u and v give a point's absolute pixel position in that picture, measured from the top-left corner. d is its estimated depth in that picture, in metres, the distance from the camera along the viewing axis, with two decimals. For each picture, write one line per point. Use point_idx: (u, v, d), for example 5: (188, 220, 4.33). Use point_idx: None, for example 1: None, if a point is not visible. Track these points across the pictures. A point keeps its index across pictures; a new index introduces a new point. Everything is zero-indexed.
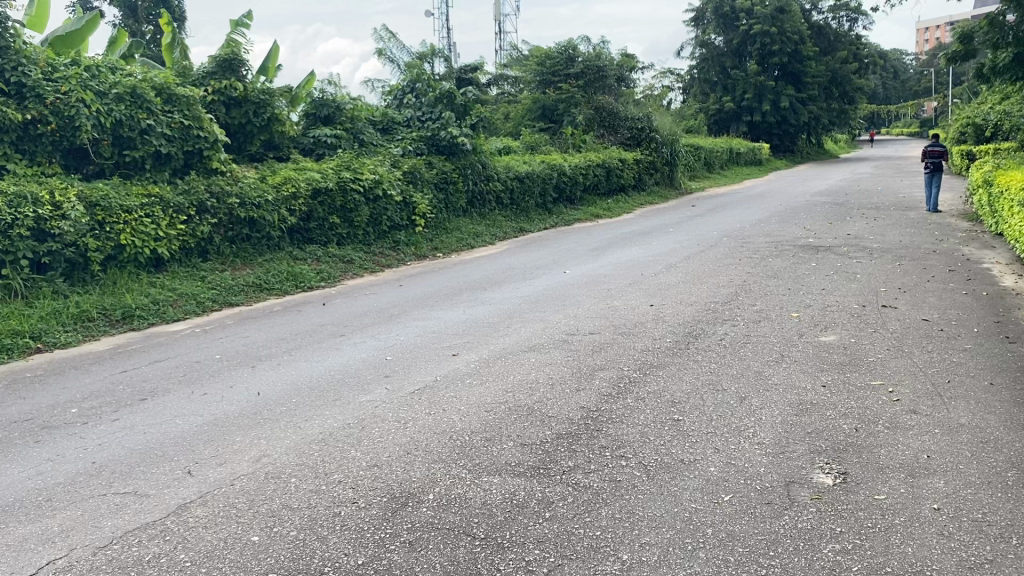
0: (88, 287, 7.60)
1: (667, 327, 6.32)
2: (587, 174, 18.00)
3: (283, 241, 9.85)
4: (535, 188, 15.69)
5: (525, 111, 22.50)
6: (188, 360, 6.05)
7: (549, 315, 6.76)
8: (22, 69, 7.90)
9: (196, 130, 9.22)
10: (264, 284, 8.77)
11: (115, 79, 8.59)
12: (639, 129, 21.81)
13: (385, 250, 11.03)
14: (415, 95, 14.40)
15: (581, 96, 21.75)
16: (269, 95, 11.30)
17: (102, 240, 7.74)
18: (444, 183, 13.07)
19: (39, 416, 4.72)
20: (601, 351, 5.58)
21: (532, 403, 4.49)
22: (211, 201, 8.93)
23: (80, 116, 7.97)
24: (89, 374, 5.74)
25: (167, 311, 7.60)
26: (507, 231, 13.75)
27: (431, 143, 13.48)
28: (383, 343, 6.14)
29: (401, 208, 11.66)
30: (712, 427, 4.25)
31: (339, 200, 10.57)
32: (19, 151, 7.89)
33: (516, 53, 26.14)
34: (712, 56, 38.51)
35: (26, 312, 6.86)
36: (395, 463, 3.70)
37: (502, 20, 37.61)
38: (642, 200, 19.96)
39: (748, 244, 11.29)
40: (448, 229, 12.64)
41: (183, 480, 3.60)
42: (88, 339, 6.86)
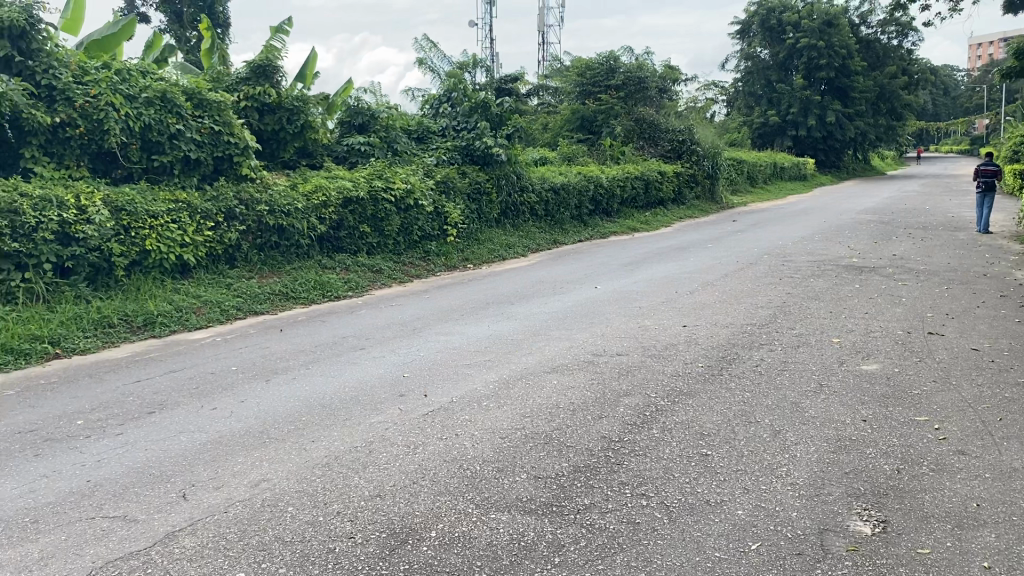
0: (112, 292, 7.53)
1: (698, 351, 6.03)
2: (625, 186, 17.72)
3: (313, 249, 9.73)
4: (571, 200, 15.46)
5: (564, 122, 22.32)
6: (202, 371, 5.90)
7: (575, 333, 6.52)
8: (53, 72, 7.85)
9: (226, 136, 9.15)
10: (291, 292, 8.63)
11: (145, 82, 8.54)
12: (680, 141, 21.42)
13: (415, 261, 10.86)
14: (451, 105, 14.26)
15: (621, 108, 21.48)
16: (303, 102, 11.22)
17: (127, 245, 7.67)
18: (477, 194, 12.89)
19: (44, 427, 4.60)
20: (628, 376, 5.32)
21: (551, 431, 4.25)
22: (239, 208, 8.84)
23: (109, 119, 7.92)
24: (102, 384, 5.62)
25: (189, 318, 7.50)
26: (540, 243, 13.53)
27: (465, 152, 13.32)
28: (402, 358, 5.94)
29: (433, 218, 11.50)
30: (742, 464, 3.96)
31: (370, 209, 10.42)
32: (48, 154, 7.85)
33: (557, 64, 25.98)
34: (757, 69, 37.96)
35: (46, 316, 6.79)
36: (400, 494, 3.48)
37: (544, 30, 37.47)
38: (681, 213, 19.62)
39: (788, 262, 10.93)
40: (480, 240, 12.45)
41: (176, 504, 3.42)
42: (107, 345, 6.77)
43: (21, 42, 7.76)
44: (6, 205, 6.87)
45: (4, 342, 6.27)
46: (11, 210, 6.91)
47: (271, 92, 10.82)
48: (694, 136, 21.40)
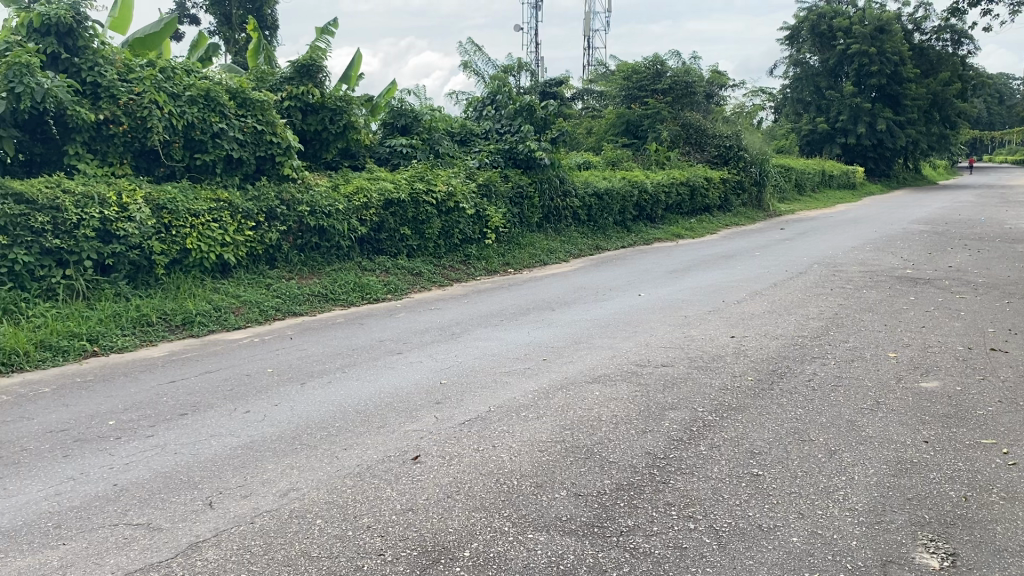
0: (152, 290, 7.50)
1: (747, 363, 5.78)
2: (670, 192, 17.44)
3: (353, 251, 9.65)
4: (615, 206, 15.23)
5: (608, 126, 22.09)
6: (238, 372, 5.81)
7: (618, 342, 6.31)
8: (98, 69, 7.87)
9: (269, 136, 9.12)
10: (330, 294, 8.55)
11: (189, 81, 8.53)
12: (727, 147, 20.92)
13: (455, 265, 10.73)
14: (495, 108, 14.13)
15: (668, 113, 21.20)
16: (347, 102, 11.17)
17: (167, 243, 7.65)
18: (518, 197, 12.74)
19: (76, 427, 4.53)
20: (673, 389, 5.10)
21: (592, 445, 4.06)
22: (281, 208, 8.79)
23: (153, 117, 7.91)
24: (137, 383, 5.55)
25: (228, 318, 7.44)
26: (583, 249, 13.32)
27: (508, 156, 13.17)
28: (440, 364, 5.79)
29: (474, 221, 11.36)
30: (795, 486, 3.73)
31: (412, 211, 10.32)
32: (91, 151, 7.86)
33: (603, 69, 25.79)
34: (807, 75, 37.31)
35: (85, 314, 6.76)
36: (433, 509, 3.31)
37: (591, 35, 37.25)
38: (727, 221, 19.25)
39: (839, 272, 10.58)
40: (521, 244, 12.28)
41: (202, 513, 3.29)
42: (145, 344, 6.72)
43: (67, 39, 7.79)
44: (48, 201, 6.87)
45: (43, 338, 6.24)
46: (54, 206, 6.91)
47: (314, 92, 10.78)
48: (742, 141, 20.96)
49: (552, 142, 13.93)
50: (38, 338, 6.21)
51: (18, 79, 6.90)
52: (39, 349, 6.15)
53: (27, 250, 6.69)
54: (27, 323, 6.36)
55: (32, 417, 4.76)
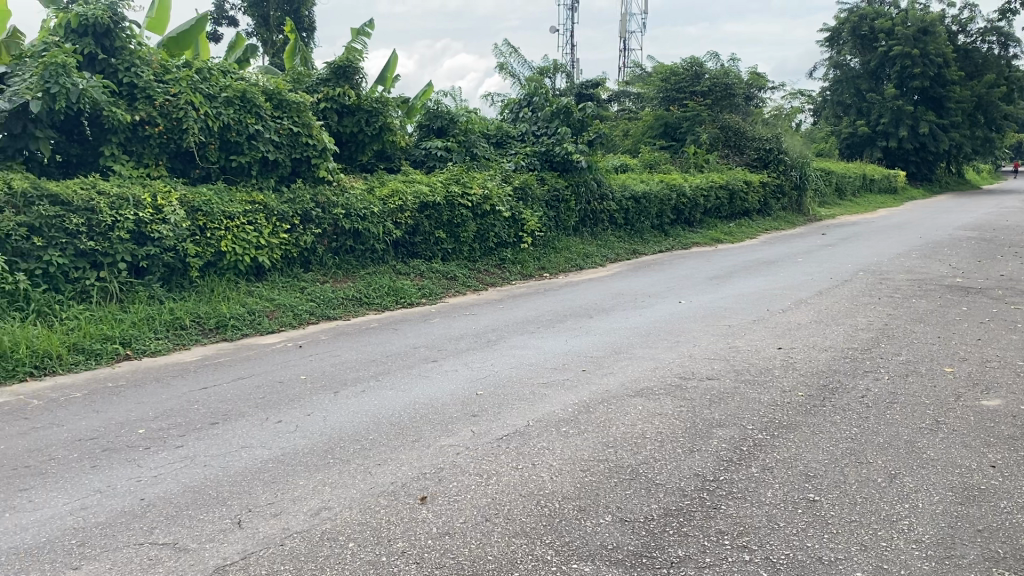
0: (186, 293, 7.43)
1: (796, 377, 5.54)
2: (709, 196, 17.13)
3: (388, 254, 9.52)
4: (653, 209, 14.98)
5: (646, 128, 21.83)
6: (270, 378, 5.69)
7: (661, 353, 6.10)
8: (134, 70, 7.82)
9: (305, 138, 9.03)
10: (364, 298, 8.42)
11: (225, 82, 8.46)
12: (767, 150, 20.60)
13: (490, 269, 10.57)
14: (532, 109, 13.94)
15: (707, 115, 20.87)
16: (383, 104, 11.05)
17: (202, 246, 7.57)
18: (555, 201, 12.54)
19: (105, 435, 4.42)
20: (720, 404, 4.88)
21: (637, 465, 3.86)
22: (316, 211, 8.69)
23: (189, 118, 7.85)
24: (169, 389, 5.45)
25: (262, 322, 7.34)
26: (620, 253, 13.09)
27: (545, 158, 12.97)
28: (476, 373, 5.61)
29: (510, 225, 11.18)
30: (856, 514, 3.49)
31: (447, 214, 10.18)
32: (127, 152, 7.81)
33: (640, 71, 25.51)
34: (848, 78, 36.65)
35: (119, 317, 6.70)
36: (472, 533, 3.14)
37: (627, 37, 36.94)
38: (766, 225, 18.88)
39: (886, 280, 10.24)
40: (557, 248, 12.08)
41: (230, 533, 3.15)
42: (178, 348, 6.64)
43: (104, 39, 7.74)
44: (83, 203, 6.81)
45: (76, 341, 6.18)
46: (89, 208, 6.86)
47: (350, 93, 10.68)
48: (782, 144, 20.59)
49: (590, 145, 13.71)
50: (71, 341, 6.15)
51: (54, 79, 6.85)
52: (72, 352, 6.09)
53: (61, 252, 6.64)
54: (60, 325, 6.31)
55: (62, 424, 4.66)
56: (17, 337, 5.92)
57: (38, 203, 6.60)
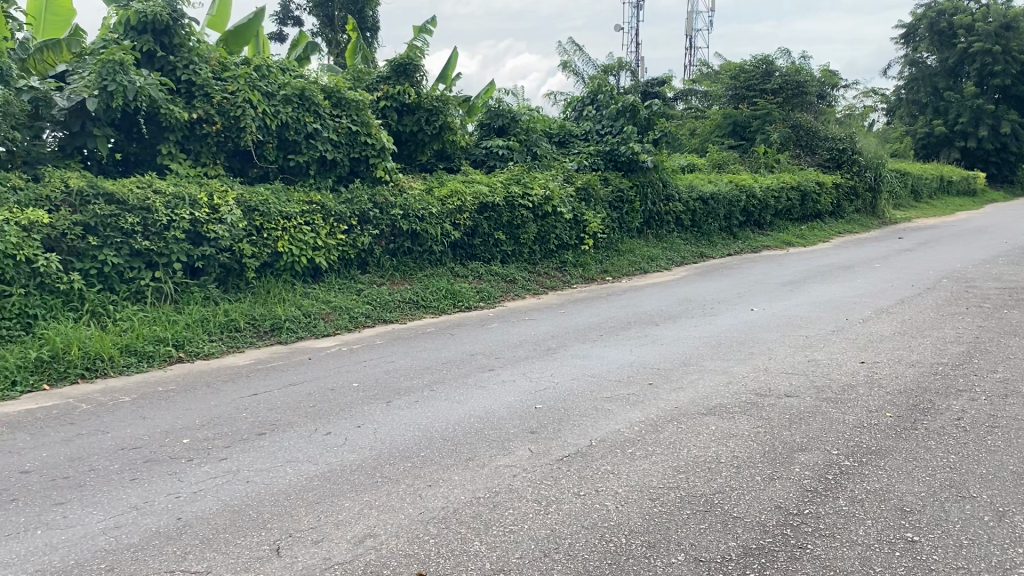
0: (241, 295, 7.31)
1: (883, 396, 5.09)
2: (780, 198, 16.53)
3: (446, 256, 9.30)
4: (721, 211, 14.48)
5: (714, 127, 21.36)
6: (322, 384, 5.47)
7: (733, 367, 5.72)
8: (192, 67, 7.71)
9: (363, 137, 8.86)
10: (421, 301, 8.20)
11: (284, 79, 8.32)
12: (841, 150, 19.86)
13: (551, 272, 10.27)
14: (596, 108, 13.57)
15: (778, 114, 20.17)
16: (444, 102, 10.83)
17: (259, 246, 7.44)
18: (618, 202, 12.16)
19: (149, 444, 4.25)
20: (800, 426, 4.49)
21: (712, 495, 3.51)
22: (374, 211, 8.50)
23: (246, 116, 7.72)
24: (218, 395, 5.27)
25: (317, 324, 7.16)
26: (686, 256, 12.65)
27: (608, 158, 12.60)
28: (535, 384, 5.31)
29: (572, 226, 10.85)
30: (964, 558, 3.07)
31: (507, 216, 9.91)
32: (185, 151, 7.72)
33: (707, 69, 24.89)
34: (924, 76, 35.29)
35: (173, 318, 6.58)
36: (528, 571, 2.83)
37: (693, 35, 36.20)
38: (839, 228, 18.17)
39: (973, 288, 9.60)
40: (621, 250, 11.71)
41: (267, 562, 2.90)
42: (231, 351, 6.50)
43: (163, 37, 7.63)
44: (139, 202, 6.72)
45: (129, 343, 6.07)
46: (145, 207, 6.76)
47: (410, 92, 10.48)
48: (856, 144, 19.87)
49: (656, 144, 13.30)
50: (123, 342, 6.04)
51: (111, 77, 6.77)
52: (124, 354, 5.98)
53: (116, 252, 6.55)
54: (113, 327, 6.21)
55: (107, 432, 4.51)
56: (70, 338, 5.83)
57: (93, 202, 6.52)
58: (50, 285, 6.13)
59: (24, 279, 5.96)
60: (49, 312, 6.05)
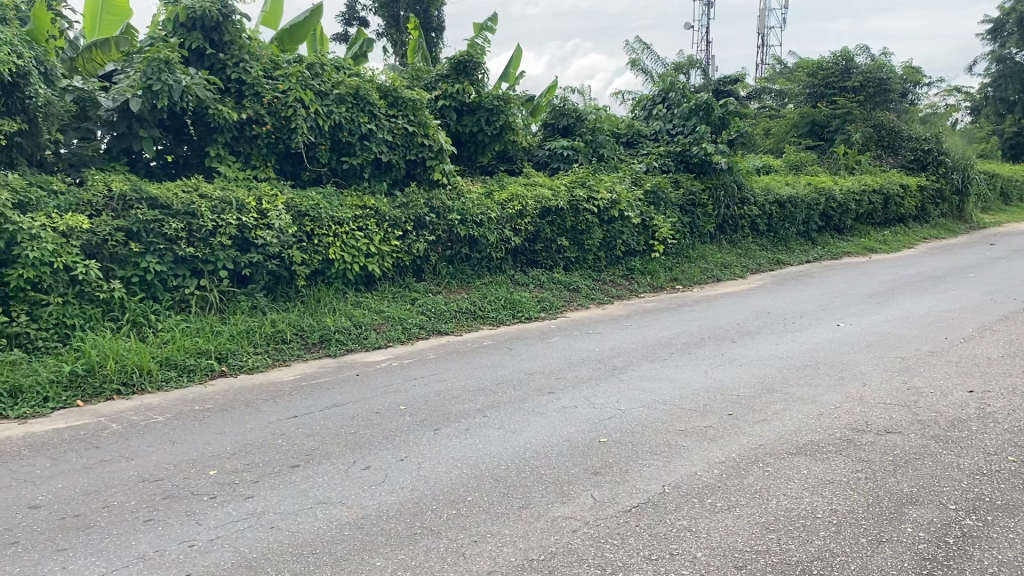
0: (290, 304, 6.95)
1: (1003, 435, 4.40)
2: (862, 201, 15.63)
3: (505, 263, 8.85)
4: (799, 215, 13.70)
5: (790, 127, 20.46)
6: (367, 404, 5.04)
7: (823, 395, 5.10)
8: (243, 66, 7.39)
9: (420, 138, 8.48)
10: (479, 311, 7.75)
11: (338, 78, 7.96)
12: (926, 151, 18.79)
13: (617, 280, 9.71)
14: (667, 106, 12.92)
15: (859, 113, 19.11)
16: (506, 102, 10.37)
17: (309, 253, 7.09)
18: (689, 206, 11.52)
19: (173, 476, 3.87)
20: (908, 471, 3.87)
21: (810, 564, 2.94)
22: (430, 216, 8.09)
23: (297, 117, 7.38)
24: (256, 416, 4.88)
25: (369, 336, 6.77)
26: (762, 263, 11.93)
27: (679, 159, 11.96)
28: (600, 412, 4.78)
29: (640, 231, 10.27)
30: None
31: (571, 220, 9.40)
32: (234, 153, 7.42)
33: (782, 67, 23.93)
34: (1013, 72, 33.49)
35: (217, 329, 6.25)
36: None
37: (766, 32, 35.07)
38: (924, 233, 17.14)
39: None
40: (692, 257, 11.07)
41: None
42: (277, 364, 6.14)
43: (214, 33, 7.31)
44: (184, 206, 6.41)
45: (169, 356, 5.75)
46: (190, 212, 6.45)
47: (470, 91, 10.04)
48: (943, 144, 18.79)
49: (730, 144, 12.61)
50: (163, 355, 5.73)
51: (156, 76, 6.48)
52: (163, 367, 5.66)
53: (160, 259, 6.26)
54: (154, 338, 5.91)
55: (132, 458, 4.15)
56: (107, 350, 5.54)
57: (136, 207, 6.23)
58: (90, 294, 5.86)
59: (61, 288, 5.70)
60: (88, 323, 5.78)
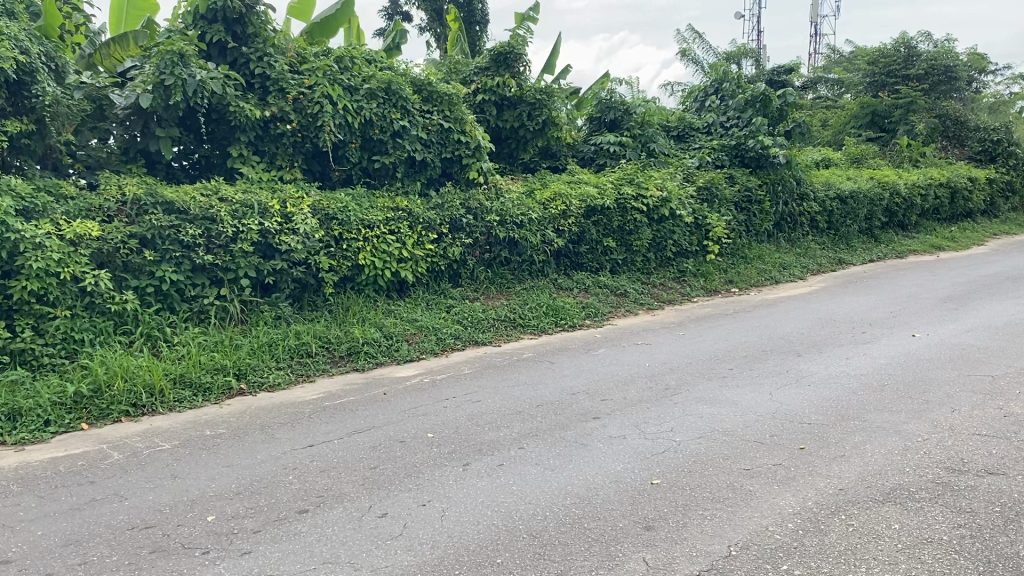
0: (318, 314, 6.51)
1: None
2: (927, 195, 14.75)
3: (547, 266, 8.33)
4: (861, 211, 12.92)
5: (849, 117, 19.52)
6: (391, 431, 4.55)
7: (906, 424, 4.47)
8: (267, 59, 6.95)
9: (457, 134, 8.03)
10: (519, 319, 7.24)
11: (369, 71, 7.52)
12: (995, 141, 17.74)
13: (667, 283, 9.12)
14: (721, 97, 12.26)
15: (924, 102, 18.05)
16: (549, 95, 9.82)
17: (338, 259, 6.63)
18: (745, 203, 10.86)
19: (165, 522, 3.42)
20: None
21: None
22: (467, 218, 7.60)
23: (324, 113, 6.94)
24: (268, 445, 4.41)
25: (400, 348, 6.29)
26: (822, 263, 11.20)
27: (734, 153, 11.29)
28: (651, 444, 4.22)
29: (692, 230, 9.66)
30: None
31: (618, 220, 8.82)
32: (259, 153, 7.00)
33: (840, 56, 22.94)
34: None
35: (237, 343, 5.83)
36: None
37: (819, 21, 33.91)
38: (996, 228, 16.14)
39: None
40: (748, 257, 10.40)
41: None
42: (300, 380, 5.69)
43: (236, 26, 6.88)
44: (202, 211, 6.00)
45: (183, 373, 5.35)
46: (208, 217, 6.04)
47: (511, 84, 9.50)
48: (1013, 134, 17.73)
49: (787, 136, 11.91)
50: (176, 372, 5.32)
51: (170, 70, 6.07)
52: (176, 385, 5.26)
53: (176, 267, 5.86)
54: (169, 353, 5.52)
55: (125, 498, 3.71)
56: (116, 367, 5.15)
57: (151, 212, 5.84)
58: (100, 306, 5.48)
59: (70, 300, 5.33)
60: (99, 338, 5.40)
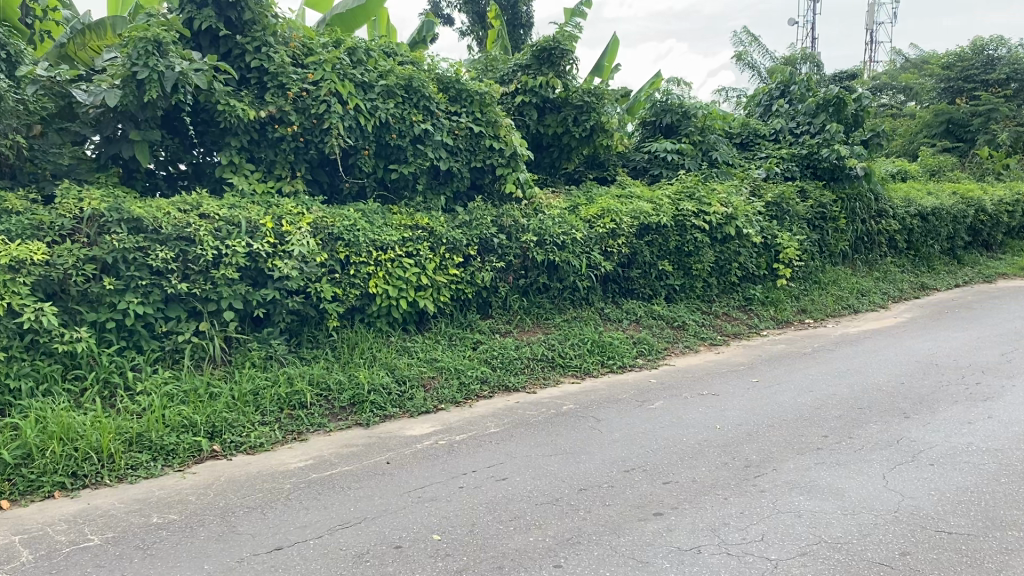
0: (317, 353, 5.48)
1: None
2: (1016, 212, 13.27)
3: (592, 293, 7.20)
4: (945, 230, 11.54)
5: (921, 126, 18.00)
6: (384, 529, 3.44)
7: None
8: (266, 51, 5.99)
9: (489, 140, 7.00)
10: (559, 358, 6.11)
11: (387, 66, 6.48)
12: None
13: (732, 312, 7.89)
14: (788, 102, 11.00)
15: (1007, 109, 16.46)
16: (598, 97, 8.69)
17: (343, 287, 5.59)
18: (819, 220, 9.59)
19: None
20: None
21: None
22: (499, 237, 6.53)
23: (332, 114, 5.94)
24: (223, 547, 3.33)
25: (413, 397, 5.19)
26: (905, 289, 9.89)
27: (805, 164, 10.07)
28: (738, 566, 3.04)
29: (760, 252, 8.46)
30: None
31: (675, 240, 7.65)
32: (254, 160, 6.04)
33: (908, 63, 21.40)
34: None
35: (213, 391, 4.80)
36: None
37: (877, 27, 32.14)
38: None
39: None
40: (823, 282, 9.15)
41: None
42: (289, 440, 4.61)
43: (230, 11, 5.86)
44: (177, 230, 4.99)
45: (142, 433, 4.30)
46: (185, 237, 5.04)
47: (555, 84, 8.39)
48: None
49: (863, 146, 10.60)
50: (132, 431, 4.28)
51: (142, 60, 5.09)
52: (131, 448, 4.21)
53: (143, 299, 4.87)
54: (126, 405, 4.49)
55: None
56: (54, 425, 4.12)
57: (113, 231, 4.84)
58: (46, 346, 4.50)
59: (5, 338, 4.35)
60: (41, 385, 4.42)
